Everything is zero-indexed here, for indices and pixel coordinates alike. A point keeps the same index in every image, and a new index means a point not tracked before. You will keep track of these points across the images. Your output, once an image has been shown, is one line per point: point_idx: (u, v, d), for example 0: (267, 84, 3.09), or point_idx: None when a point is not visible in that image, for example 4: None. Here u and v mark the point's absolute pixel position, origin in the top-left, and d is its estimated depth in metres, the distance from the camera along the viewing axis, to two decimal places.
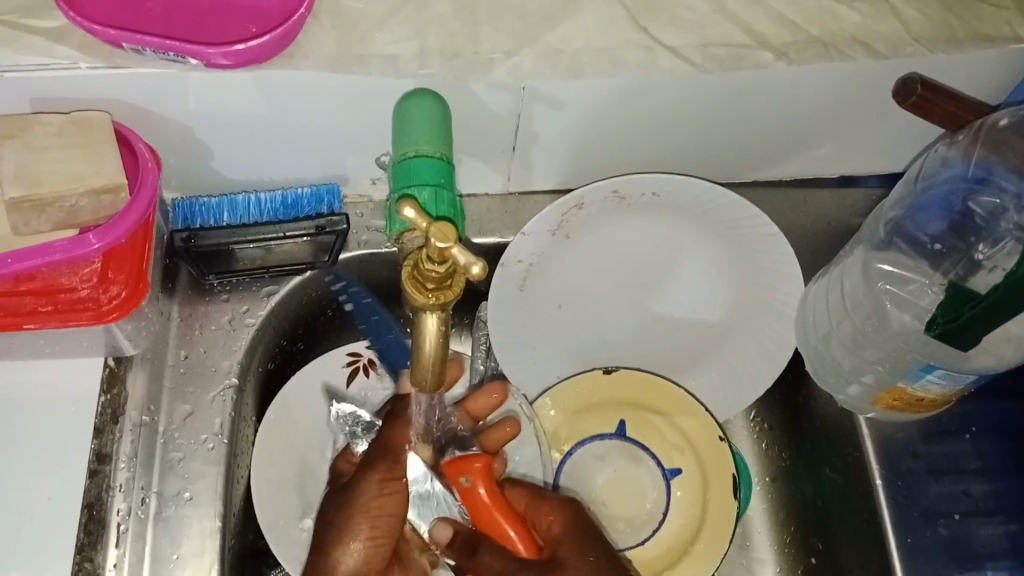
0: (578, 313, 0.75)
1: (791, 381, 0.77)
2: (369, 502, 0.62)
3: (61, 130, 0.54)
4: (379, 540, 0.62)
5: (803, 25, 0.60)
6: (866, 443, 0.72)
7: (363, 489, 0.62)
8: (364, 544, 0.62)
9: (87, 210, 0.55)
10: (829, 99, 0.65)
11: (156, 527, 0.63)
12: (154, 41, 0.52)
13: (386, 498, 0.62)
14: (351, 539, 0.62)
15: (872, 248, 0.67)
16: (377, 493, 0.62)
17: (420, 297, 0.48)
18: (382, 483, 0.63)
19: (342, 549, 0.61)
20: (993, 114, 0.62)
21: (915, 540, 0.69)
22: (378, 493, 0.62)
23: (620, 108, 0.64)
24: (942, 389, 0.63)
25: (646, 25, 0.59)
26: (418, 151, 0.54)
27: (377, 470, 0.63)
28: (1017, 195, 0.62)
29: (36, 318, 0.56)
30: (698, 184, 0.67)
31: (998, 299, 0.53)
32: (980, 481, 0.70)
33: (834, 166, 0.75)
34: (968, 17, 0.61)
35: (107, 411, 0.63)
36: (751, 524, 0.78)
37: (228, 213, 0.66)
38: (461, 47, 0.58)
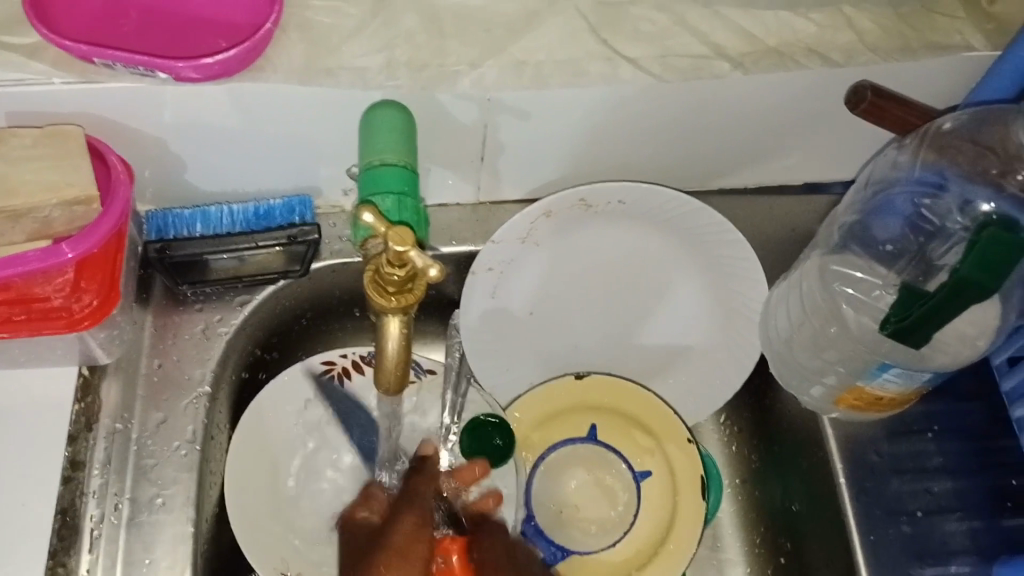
0: (549, 319, 0.77)
1: (759, 385, 0.79)
2: (397, 544, 0.62)
3: (35, 142, 0.56)
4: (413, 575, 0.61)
5: (761, 36, 0.62)
6: (829, 442, 0.73)
7: (395, 533, 0.63)
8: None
9: (61, 220, 0.56)
10: (788, 106, 0.67)
11: (129, 530, 0.63)
12: (125, 56, 0.53)
13: (420, 544, 0.62)
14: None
15: (828, 252, 0.69)
16: (410, 535, 0.62)
17: (382, 301, 0.50)
18: (415, 530, 0.62)
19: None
20: (938, 119, 0.64)
21: (878, 538, 0.70)
22: (410, 539, 0.62)
23: (585, 117, 0.65)
24: (899, 387, 0.64)
25: (608, 37, 0.61)
26: (382, 161, 0.55)
27: (413, 511, 0.64)
28: (964, 198, 0.63)
29: (10, 326, 0.57)
30: (662, 192, 0.69)
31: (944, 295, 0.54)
32: (943, 479, 0.71)
33: (797, 173, 0.76)
34: (921, 26, 0.63)
35: (81, 420, 0.64)
36: (721, 525, 0.80)
37: (201, 224, 0.68)
38: (427, 59, 0.59)
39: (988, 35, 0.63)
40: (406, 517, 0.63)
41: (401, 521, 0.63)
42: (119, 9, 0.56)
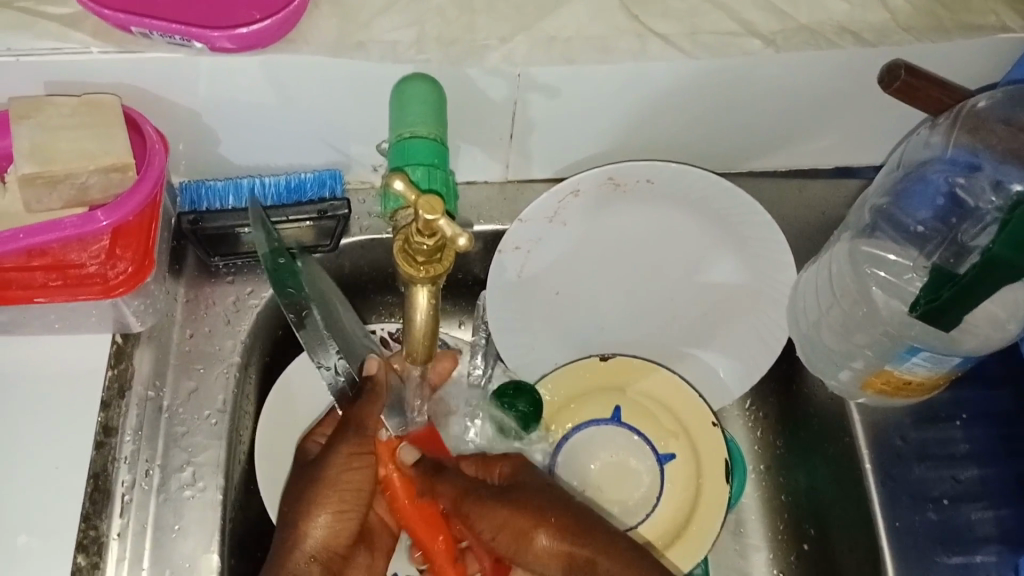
0: (576, 299, 0.77)
1: (786, 369, 0.78)
2: (336, 476, 0.60)
3: (74, 111, 0.57)
4: (345, 514, 0.61)
5: (792, 15, 0.62)
6: (856, 428, 0.73)
7: (332, 461, 0.61)
8: (328, 519, 0.60)
9: (96, 187, 0.58)
10: (821, 86, 0.67)
11: (158, 498, 0.64)
12: (162, 25, 0.55)
13: (355, 472, 0.61)
14: (317, 513, 0.60)
15: (858, 234, 0.68)
16: (348, 468, 0.61)
17: (411, 270, 0.50)
18: (351, 458, 0.61)
19: (309, 523, 0.60)
20: (972, 99, 0.62)
21: (904, 524, 0.69)
22: (347, 470, 0.61)
23: (616, 95, 0.66)
24: (928, 371, 0.63)
25: (638, 14, 0.61)
26: (413, 133, 0.56)
27: (353, 440, 0.61)
28: (996, 179, 0.63)
29: (46, 291, 0.58)
30: (691, 173, 0.69)
31: (977, 277, 0.54)
32: (969, 467, 0.71)
33: (829, 155, 0.76)
34: (955, 7, 0.62)
35: (114, 386, 0.65)
36: (744, 511, 0.80)
37: (234, 197, 0.69)
38: (458, 35, 0.60)
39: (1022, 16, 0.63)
40: (343, 443, 0.61)
41: (339, 451, 0.61)
42: None
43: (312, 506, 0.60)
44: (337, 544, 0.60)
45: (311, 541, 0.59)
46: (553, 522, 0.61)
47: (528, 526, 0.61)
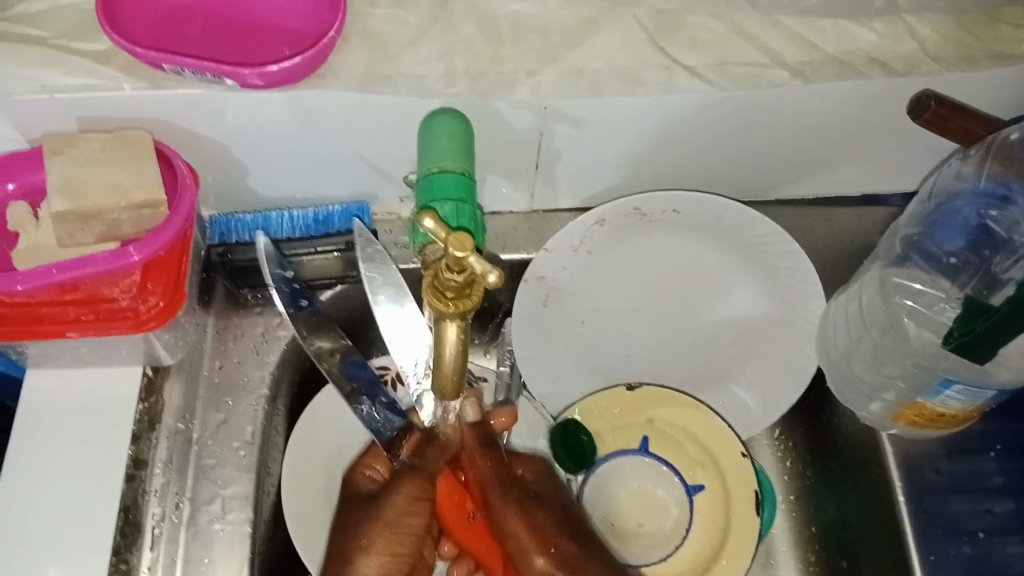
0: (603, 327, 0.77)
1: (815, 399, 0.77)
2: (393, 517, 0.61)
3: (103, 147, 0.58)
4: (399, 556, 0.61)
5: (819, 45, 0.62)
6: (889, 459, 0.72)
7: (392, 502, 0.61)
8: (382, 561, 0.60)
9: (128, 223, 0.58)
10: (849, 115, 0.66)
11: (189, 531, 0.65)
12: (194, 63, 0.55)
13: (415, 517, 0.61)
14: (372, 553, 0.60)
15: (888, 264, 0.67)
16: (405, 509, 0.61)
17: (440, 305, 0.50)
18: (411, 500, 0.61)
19: (364, 562, 0.60)
20: (1004, 129, 0.61)
21: (937, 557, 0.68)
22: (406, 512, 0.61)
23: (643, 125, 0.66)
24: (962, 404, 0.62)
25: (665, 45, 0.61)
26: (441, 167, 0.56)
27: (415, 482, 0.61)
28: None
29: (79, 326, 0.59)
30: (717, 200, 0.69)
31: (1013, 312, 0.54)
32: (1004, 500, 0.70)
33: (857, 184, 0.75)
34: (986, 35, 0.62)
35: (144, 419, 0.65)
36: (775, 542, 0.79)
37: (262, 229, 0.70)
38: (485, 67, 0.60)
39: None
40: (406, 485, 0.61)
41: (400, 492, 0.61)
42: (184, 17, 0.58)
43: (367, 547, 0.60)
44: None
45: None
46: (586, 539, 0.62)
47: (556, 547, 0.61)
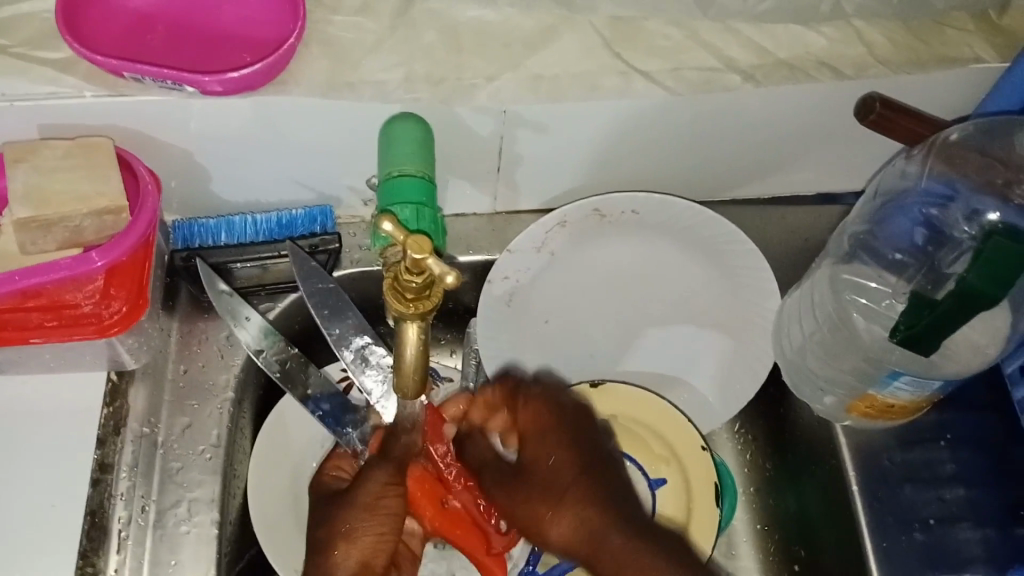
0: (565, 327, 0.78)
1: (773, 393, 0.79)
2: (368, 501, 0.60)
3: (67, 153, 0.58)
4: (386, 536, 0.60)
5: (772, 50, 0.64)
6: (842, 450, 0.74)
7: (365, 490, 0.61)
8: (366, 544, 0.60)
9: (91, 228, 0.59)
10: (801, 117, 0.68)
11: (155, 533, 0.64)
12: (155, 71, 0.56)
13: (391, 499, 0.61)
14: (351, 539, 0.59)
15: (837, 262, 0.69)
16: (380, 494, 0.60)
17: (400, 306, 0.51)
18: (385, 486, 0.61)
19: (344, 550, 0.59)
20: (945, 130, 0.64)
21: (891, 544, 0.70)
22: (380, 495, 0.60)
23: (603, 128, 0.67)
24: (911, 395, 0.64)
25: (623, 51, 0.63)
26: (401, 171, 0.58)
27: (386, 469, 0.61)
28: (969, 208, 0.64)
29: (42, 332, 0.59)
30: (675, 203, 0.72)
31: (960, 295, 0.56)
32: (956, 487, 0.72)
33: (813, 182, 0.77)
34: (930, 40, 0.64)
35: (108, 424, 0.65)
36: (736, 533, 0.81)
37: (226, 233, 0.70)
38: (445, 73, 0.61)
39: (998, 49, 0.65)
40: (377, 473, 0.61)
41: (374, 479, 0.61)
42: (145, 25, 0.59)
43: (346, 536, 0.60)
44: (376, 565, 0.60)
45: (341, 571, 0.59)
46: (575, 499, 0.59)
47: (545, 512, 0.59)
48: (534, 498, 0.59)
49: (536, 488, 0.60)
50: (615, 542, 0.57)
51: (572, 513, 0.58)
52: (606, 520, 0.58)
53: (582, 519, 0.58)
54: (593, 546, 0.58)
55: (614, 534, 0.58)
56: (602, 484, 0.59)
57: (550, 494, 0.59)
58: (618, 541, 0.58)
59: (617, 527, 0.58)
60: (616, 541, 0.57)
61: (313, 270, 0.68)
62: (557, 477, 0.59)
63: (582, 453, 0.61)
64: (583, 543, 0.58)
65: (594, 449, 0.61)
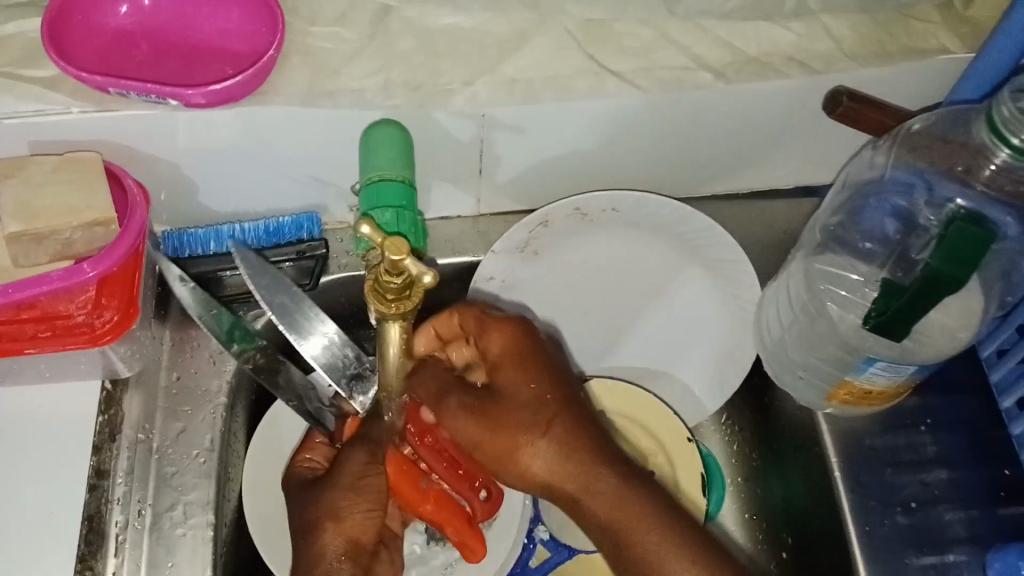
0: (550, 325, 0.79)
1: (757, 384, 0.81)
2: (350, 480, 0.62)
3: (56, 168, 0.60)
4: (372, 513, 0.62)
5: (741, 47, 0.65)
6: (823, 437, 0.75)
7: (347, 470, 0.63)
8: (354, 520, 0.61)
9: (81, 241, 0.60)
10: (773, 113, 0.70)
11: (152, 536, 0.66)
12: (138, 86, 0.58)
13: (373, 478, 0.63)
14: (337, 520, 0.61)
15: (811, 253, 0.71)
16: (361, 472, 0.63)
17: (381, 306, 0.53)
18: (366, 465, 0.63)
19: (330, 532, 0.61)
20: (907, 122, 0.66)
21: (873, 528, 0.71)
22: (361, 475, 0.63)
23: (579, 128, 0.68)
24: (888, 380, 0.65)
25: (595, 52, 0.64)
26: (381, 176, 0.59)
27: (364, 449, 0.64)
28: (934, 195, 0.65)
29: (36, 342, 0.61)
30: (654, 199, 0.72)
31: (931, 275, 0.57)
32: (938, 470, 0.73)
33: (790, 173, 0.78)
34: (895, 33, 0.66)
35: (105, 431, 0.67)
36: (725, 523, 0.83)
37: (215, 242, 0.72)
38: (422, 80, 0.63)
39: (961, 39, 0.67)
40: (356, 453, 0.64)
41: (354, 459, 0.63)
42: (130, 40, 0.61)
43: (332, 518, 0.61)
44: (365, 542, 0.62)
45: (331, 552, 0.60)
46: (556, 425, 0.61)
47: (524, 439, 0.61)
48: (517, 420, 0.61)
49: (518, 417, 0.61)
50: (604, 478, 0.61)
51: (561, 439, 0.61)
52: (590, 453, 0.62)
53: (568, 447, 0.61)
54: (582, 474, 0.61)
55: (604, 472, 0.61)
56: (582, 419, 0.62)
57: (535, 421, 0.61)
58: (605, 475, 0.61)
59: (607, 471, 0.61)
60: (609, 478, 0.61)
61: (275, 278, 0.63)
62: (536, 400, 0.62)
63: (560, 381, 0.63)
64: (571, 472, 0.61)
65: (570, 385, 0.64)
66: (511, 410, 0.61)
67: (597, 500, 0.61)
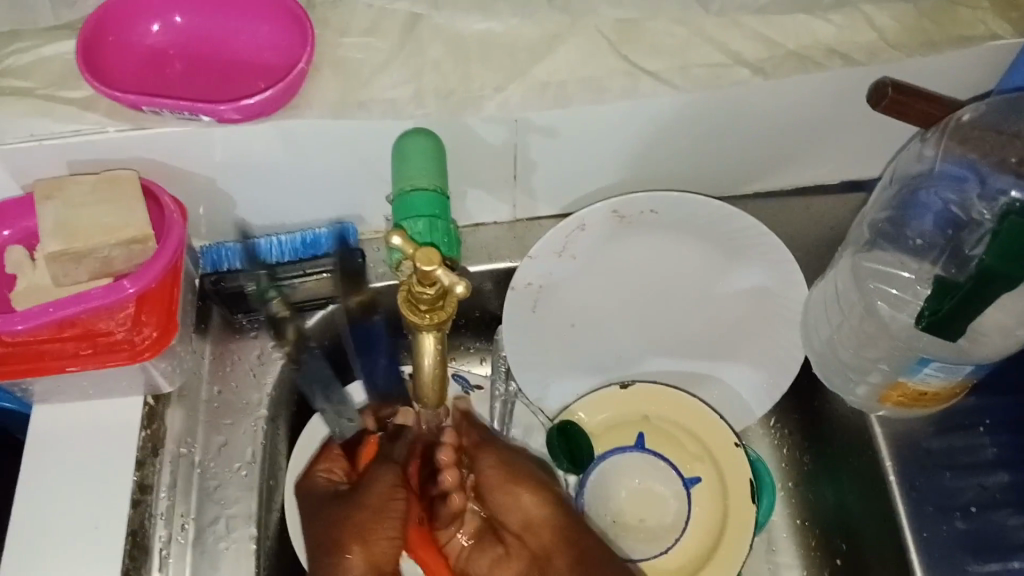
0: (592, 331, 0.78)
1: (806, 387, 0.79)
2: (374, 500, 0.64)
3: (94, 187, 0.61)
4: (391, 538, 0.64)
5: (780, 41, 0.64)
6: (878, 440, 0.72)
7: (370, 492, 0.65)
8: (375, 544, 0.63)
9: (120, 258, 0.61)
10: (815, 107, 0.68)
11: (195, 550, 0.67)
12: (172, 104, 0.58)
13: (399, 501, 0.64)
14: (354, 544, 0.63)
15: (859, 250, 0.68)
16: (386, 497, 0.64)
17: (416, 317, 0.52)
18: (390, 489, 0.64)
19: (347, 553, 0.62)
20: (958, 110, 0.63)
21: (931, 535, 0.69)
22: (385, 499, 0.64)
23: (613, 132, 0.67)
24: (942, 381, 0.63)
25: (628, 52, 0.63)
26: (414, 185, 0.58)
27: (392, 471, 0.65)
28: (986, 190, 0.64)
29: (77, 360, 0.61)
30: (693, 199, 0.70)
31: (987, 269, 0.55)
32: (999, 473, 0.70)
33: (834, 168, 0.76)
34: (943, 20, 0.64)
35: (148, 445, 0.67)
36: (776, 529, 0.81)
37: (254, 255, 0.72)
38: (453, 87, 0.62)
39: (1012, 24, 0.64)
40: (383, 477, 0.65)
41: (380, 481, 0.65)
42: (163, 58, 0.61)
43: (353, 537, 0.63)
44: (381, 567, 0.63)
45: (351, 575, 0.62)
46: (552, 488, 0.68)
47: (523, 487, 0.66)
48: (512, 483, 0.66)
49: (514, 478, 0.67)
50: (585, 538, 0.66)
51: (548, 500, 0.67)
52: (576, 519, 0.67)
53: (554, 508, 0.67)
54: (559, 539, 0.66)
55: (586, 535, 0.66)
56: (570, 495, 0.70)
57: (539, 480, 0.67)
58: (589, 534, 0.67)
59: (588, 535, 0.66)
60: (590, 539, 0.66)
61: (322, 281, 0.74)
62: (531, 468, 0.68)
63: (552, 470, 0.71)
64: (550, 532, 0.66)
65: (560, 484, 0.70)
66: (516, 470, 0.67)
67: (570, 554, 0.65)
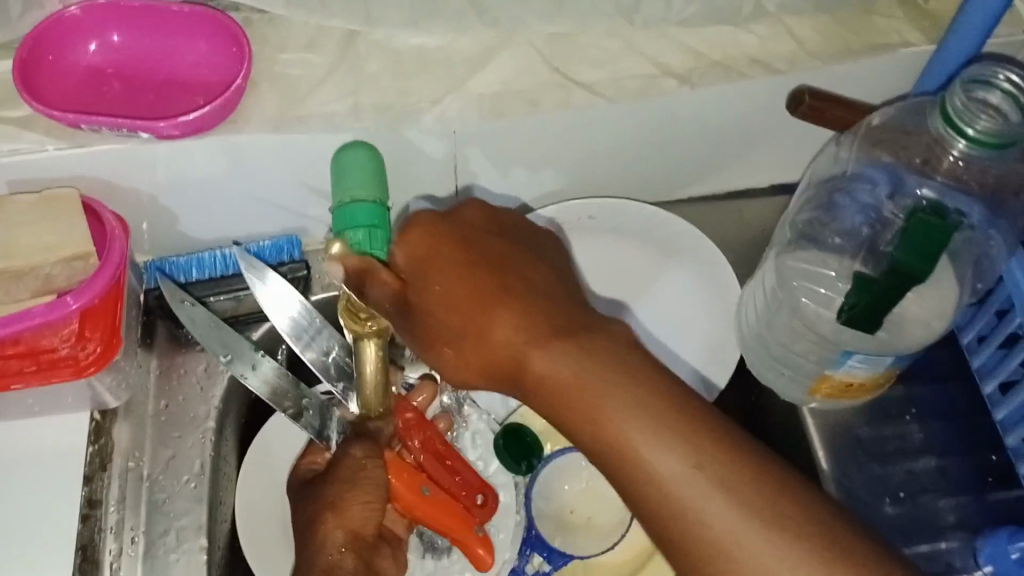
0: None
1: (744, 384, 0.81)
2: (347, 472, 0.66)
3: (32, 209, 0.61)
4: (371, 504, 0.66)
5: (704, 52, 0.67)
6: (811, 431, 0.75)
7: (343, 465, 0.67)
8: (354, 510, 0.65)
9: (61, 276, 0.61)
10: (741, 115, 0.71)
11: (146, 564, 0.67)
12: (110, 120, 0.59)
13: (371, 470, 0.66)
14: (333, 521, 0.65)
15: (783, 251, 0.71)
16: (358, 467, 0.66)
17: (357, 325, 0.62)
18: (363, 459, 0.66)
19: (328, 528, 0.65)
20: (869, 116, 0.68)
21: (863, 519, 0.71)
22: (359, 466, 0.66)
23: (548, 144, 0.70)
24: (866, 372, 0.65)
25: (561, 66, 0.66)
26: (353, 197, 0.59)
27: (359, 445, 0.67)
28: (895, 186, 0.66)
29: (22, 377, 0.61)
30: (630, 207, 0.76)
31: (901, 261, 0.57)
32: (927, 458, 0.74)
33: (763, 171, 0.79)
34: (858, 29, 0.68)
35: (95, 461, 0.68)
36: None
37: (197, 270, 0.72)
38: (391, 100, 0.64)
39: (924, 32, 0.68)
40: (356, 447, 0.67)
41: (351, 453, 0.67)
42: (101, 77, 0.62)
43: (329, 512, 0.65)
44: (365, 532, 0.65)
45: (329, 550, 0.64)
46: (483, 292, 0.54)
47: (454, 301, 0.54)
48: (446, 337, 0.54)
49: (450, 318, 0.54)
50: (564, 371, 0.51)
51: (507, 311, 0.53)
52: (552, 341, 0.51)
53: (526, 345, 0.52)
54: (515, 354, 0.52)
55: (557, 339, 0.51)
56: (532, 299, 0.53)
57: (459, 305, 0.54)
58: (562, 369, 0.51)
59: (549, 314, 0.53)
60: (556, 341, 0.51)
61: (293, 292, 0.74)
62: (470, 252, 0.55)
63: (477, 283, 0.54)
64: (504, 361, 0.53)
65: (525, 283, 0.55)
66: (454, 282, 0.54)
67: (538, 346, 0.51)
